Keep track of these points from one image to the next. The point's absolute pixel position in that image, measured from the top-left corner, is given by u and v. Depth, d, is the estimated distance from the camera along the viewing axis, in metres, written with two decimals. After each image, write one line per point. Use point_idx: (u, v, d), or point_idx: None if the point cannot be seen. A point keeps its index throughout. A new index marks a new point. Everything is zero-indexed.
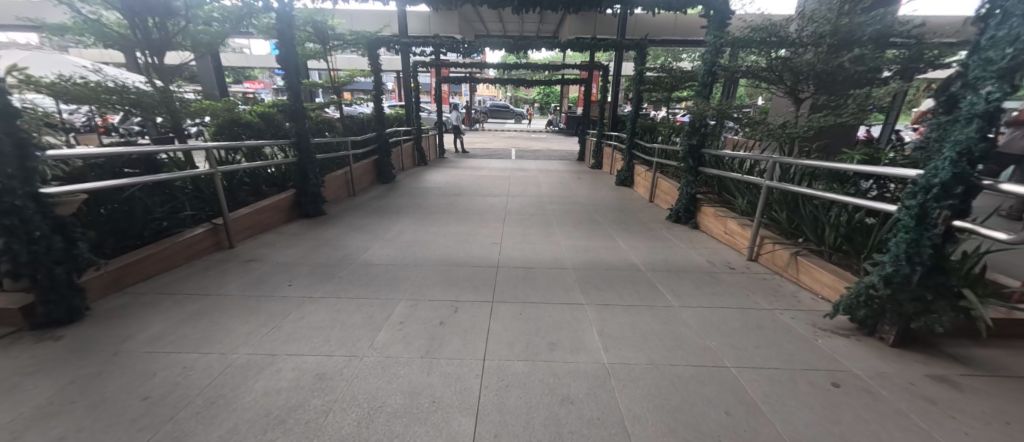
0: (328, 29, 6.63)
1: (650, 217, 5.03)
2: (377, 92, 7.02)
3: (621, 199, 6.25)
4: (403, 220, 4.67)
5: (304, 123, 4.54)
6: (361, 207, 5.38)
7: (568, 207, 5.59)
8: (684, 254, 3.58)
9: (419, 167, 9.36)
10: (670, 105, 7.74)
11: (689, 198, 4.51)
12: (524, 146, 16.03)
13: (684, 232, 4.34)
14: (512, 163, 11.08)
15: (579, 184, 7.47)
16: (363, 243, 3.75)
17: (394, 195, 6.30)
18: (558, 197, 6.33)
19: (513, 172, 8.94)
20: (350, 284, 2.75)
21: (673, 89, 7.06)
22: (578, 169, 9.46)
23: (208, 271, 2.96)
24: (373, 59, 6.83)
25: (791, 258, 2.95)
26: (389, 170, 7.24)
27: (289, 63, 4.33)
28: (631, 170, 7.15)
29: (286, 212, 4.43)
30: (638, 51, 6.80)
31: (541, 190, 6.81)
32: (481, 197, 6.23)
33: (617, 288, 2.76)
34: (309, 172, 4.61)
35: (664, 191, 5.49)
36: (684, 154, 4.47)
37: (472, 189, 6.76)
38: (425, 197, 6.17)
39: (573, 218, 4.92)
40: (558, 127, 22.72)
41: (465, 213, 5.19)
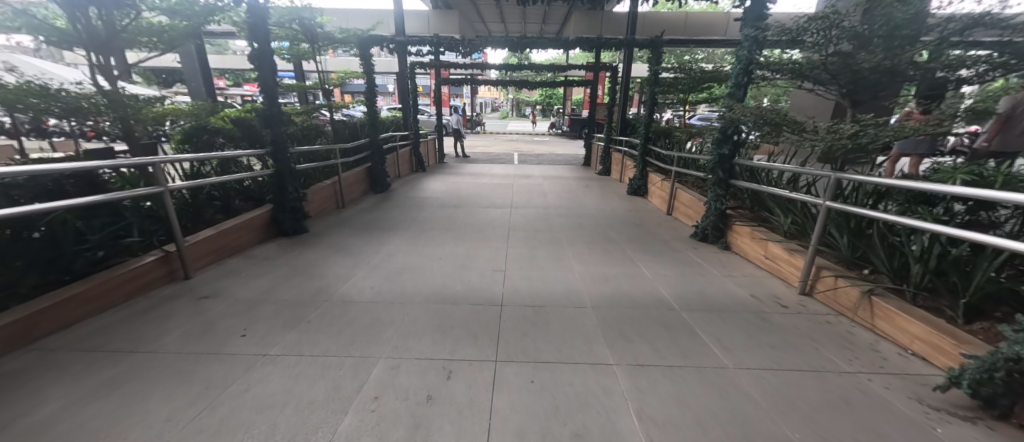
0: (317, 27, 6.13)
1: (671, 234, 4.48)
2: (369, 95, 6.51)
3: (635, 211, 5.71)
4: (393, 239, 4.14)
5: (281, 130, 3.98)
6: (349, 222, 4.86)
7: (578, 222, 5.04)
8: (719, 285, 3.03)
9: (416, 173, 8.83)
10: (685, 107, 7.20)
11: (718, 215, 3.97)
12: (526, 150, 15.51)
13: (714, 254, 3.79)
14: (514, 169, 10.56)
15: (587, 193, 6.92)
16: (343, 270, 3.21)
17: (387, 207, 5.78)
18: (566, 209, 5.79)
19: (516, 179, 8.41)
20: (318, 333, 2.22)
21: (691, 91, 6.53)
22: (585, 176, 8.92)
23: (149, 314, 2.43)
24: (366, 59, 6.32)
25: (863, 299, 2.40)
26: (382, 179, 6.73)
27: (263, 62, 3.76)
28: (644, 178, 6.60)
29: (261, 232, 3.90)
30: (653, 50, 6.24)
31: (547, 200, 6.26)
32: (482, 209, 5.70)
33: (650, 339, 2.21)
34: (288, 185, 4.09)
35: (686, 204, 4.94)
36: (713, 165, 3.93)
37: (472, 199, 6.23)
38: (420, 210, 5.65)
39: (584, 236, 4.39)
40: (561, 130, 22.20)
41: (463, 229, 4.67)
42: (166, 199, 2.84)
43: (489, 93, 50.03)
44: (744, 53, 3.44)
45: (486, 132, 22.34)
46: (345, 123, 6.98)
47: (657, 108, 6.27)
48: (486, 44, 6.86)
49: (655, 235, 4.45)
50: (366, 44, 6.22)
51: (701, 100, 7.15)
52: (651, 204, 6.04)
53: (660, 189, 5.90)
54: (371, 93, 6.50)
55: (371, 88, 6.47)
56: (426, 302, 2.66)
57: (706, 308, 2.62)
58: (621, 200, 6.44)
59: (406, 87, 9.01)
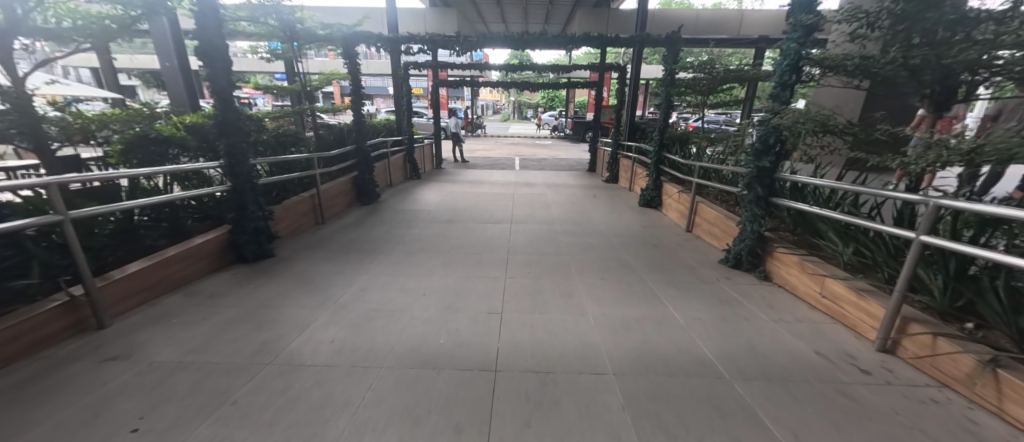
0: (296, 22, 5.56)
1: (697, 258, 3.85)
2: (355, 98, 5.93)
3: (651, 227, 5.09)
4: (372, 265, 3.52)
5: (239, 138, 3.36)
6: (325, 242, 4.25)
7: (587, 241, 4.41)
8: (772, 337, 2.40)
9: (410, 181, 8.24)
10: (704, 110, 6.57)
11: (756, 239, 3.34)
12: (528, 154, 14.89)
13: (753, 287, 3.16)
14: (515, 175, 9.97)
15: (595, 205, 6.29)
16: (303, 313, 2.59)
17: (373, 222, 5.18)
18: (573, 224, 5.17)
19: (517, 188, 7.80)
20: (241, 425, 1.60)
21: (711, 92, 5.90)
22: (591, 184, 8.30)
23: (23, 389, 1.80)
24: (351, 58, 5.73)
25: (982, 369, 1.76)
26: (370, 189, 6.13)
27: (212, 55, 3.13)
28: (659, 189, 5.97)
29: (214, 259, 3.29)
30: (667, 48, 5.61)
31: (551, 214, 5.64)
32: (478, 225, 5.08)
33: (704, 436, 1.58)
34: (248, 203, 3.48)
35: (711, 221, 4.30)
36: (750, 179, 3.30)
37: (467, 213, 5.62)
38: (409, 225, 5.02)
39: (596, 260, 3.77)
40: (563, 133, 21.57)
41: (455, 250, 4.05)
42: (70, 229, 2.22)
43: (490, 95, 49.58)
44: (794, 45, 2.84)
45: (487, 136, 21.81)
46: (330, 128, 6.40)
47: (673, 113, 5.64)
48: (487, 44, 6.16)
49: (679, 259, 3.82)
50: (349, 42, 5.64)
51: (720, 103, 6.53)
52: (667, 219, 5.41)
53: (678, 201, 5.26)
54: (356, 96, 5.92)
55: (357, 91, 5.89)
56: (398, 366, 2.03)
57: (765, 375, 1.99)
58: (633, 213, 5.82)
59: (400, 88, 8.45)
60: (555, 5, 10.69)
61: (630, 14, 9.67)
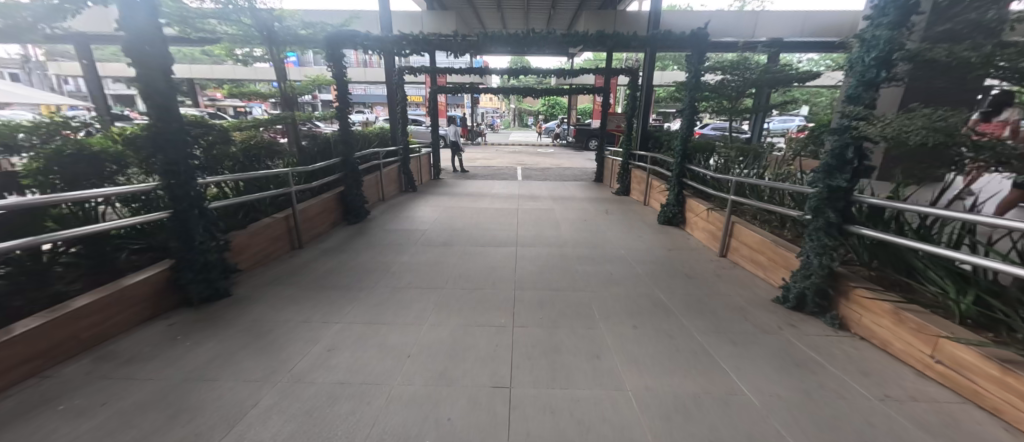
0: (273, 21, 4.93)
1: (746, 294, 3.17)
2: (340, 105, 5.30)
3: (678, 250, 4.42)
4: (347, 309, 2.84)
5: (183, 156, 2.72)
6: (298, 274, 3.58)
7: (606, 271, 3.74)
8: (891, 430, 1.71)
9: (405, 195, 7.60)
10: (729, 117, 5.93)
11: (827, 276, 2.68)
12: (531, 163, 14.29)
13: (827, 340, 2.49)
14: (518, 186, 9.34)
15: (608, 222, 5.62)
16: (243, 390, 1.92)
17: (359, 246, 4.51)
18: (587, 247, 4.49)
19: (520, 202, 7.15)
20: None
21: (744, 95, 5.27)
22: (600, 197, 7.65)
23: None
24: (336, 61, 5.12)
25: None
26: (358, 206, 5.49)
27: (151, 54, 2.49)
28: (681, 205, 5.31)
29: (149, 305, 2.62)
30: (690, 48, 5.01)
31: (561, 234, 4.97)
32: (480, 249, 4.42)
33: None
34: (196, 233, 2.82)
35: (756, 248, 3.63)
36: (818, 202, 2.66)
37: (467, 233, 4.97)
38: (398, 250, 4.35)
39: (622, 298, 3.10)
40: (566, 141, 21.04)
41: (451, 283, 3.39)
42: None
43: (490, 103, 49.34)
44: (886, 33, 2.21)
45: (487, 143, 21.26)
46: (314, 138, 5.76)
47: (697, 121, 5.01)
48: (488, 46, 5.35)
49: (722, 296, 3.15)
50: (333, 44, 5.02)
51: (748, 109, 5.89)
52: (695, 240, 4.73)
53: (708, 221, 4.59)
54: (342, 102, 5.29)
55: (342, 97, 5.27)
56: None
57: None
58: (653, 232, 5.15)
59: (394, 96, 7.81)
60: (559, 7, 10.16)
61: (639, 16, 9.11)
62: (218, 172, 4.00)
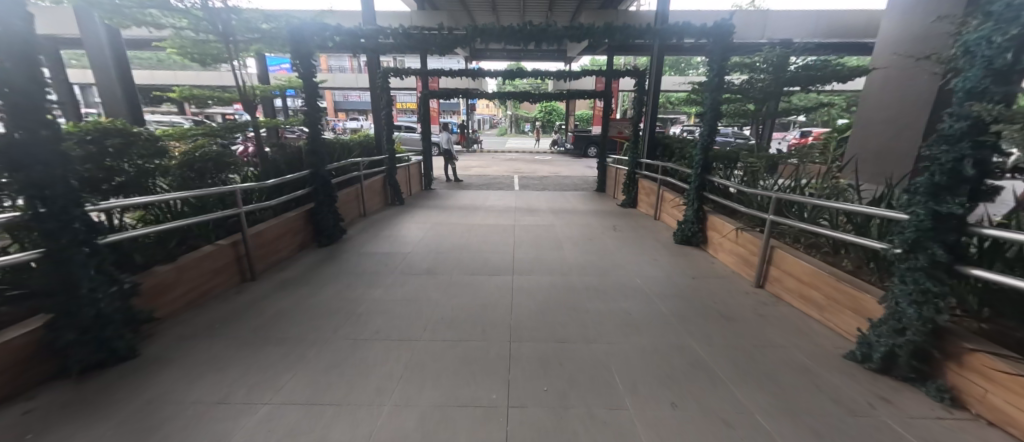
0: (228, 13, 4.23)
1: (807, 347, 2.47)
2: (309, 112, 4.58)
3: (704, 278, 3.73)
4: (286, 379, 2.11)
5: (58, 177, 2.00)
6: (239, 318, 2.86)
7: (623, 309, 3.05)
8: None
9: (390, 208, 6.91)
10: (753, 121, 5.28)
11: (931, 334, 1.99)
12: (528, 171, 13.66)
13: (946, 428, 1.78)
14: (515, 197, 8.68)
15: (617, 241, 4.94)
16: None
17: (327, 275, 3.81)
18: (596, 275, 3.80)
19: (517, 216, 6.47)
20: None
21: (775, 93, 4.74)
22: (605, 210, 6.97)
23: None
24: (302, 58, 4.41)
25: None
26: (331, 224, 4.78)
27: (9, 39, 1.82)
28: (701, 222, 4.63)
29: (3, 381, 1.89)
30: (710, 43, 4.34)
31: (565, 258, 4.28)
32: (468, 278, 3.72)
33: None
34: (78, 279, 2.08)
35: (808, 282, 2.95)
36: (917, 233, 1.98)
37: (455, 257, 4.27)
38: (371, 281, 3.63)
39: (648, 353, 2.40)
40: (564, 147, 20.47)
41: (429, 332, 2.67)
42: None
43: (486, 109, 48.93)
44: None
45: (482, 151, 20.63)
46: (282, 146, 5.05)
47: (718, 127, 4.37)
48: (479, 41, 4.76)
49: (775, 348, 2.46)
50: (298, 43, 4.31)
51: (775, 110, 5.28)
52: (721, 265, 4.04)
53: (737, 243, 3.90)
54: (310, 110, 4.58)
55: (312, 104, 4.56)
56: None
57: None
58: (670, 254, 4.46)
59: (379, 101, 7.13)
60: (557, 6, 9.58)
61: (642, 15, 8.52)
62: (149, 190, 3.29)
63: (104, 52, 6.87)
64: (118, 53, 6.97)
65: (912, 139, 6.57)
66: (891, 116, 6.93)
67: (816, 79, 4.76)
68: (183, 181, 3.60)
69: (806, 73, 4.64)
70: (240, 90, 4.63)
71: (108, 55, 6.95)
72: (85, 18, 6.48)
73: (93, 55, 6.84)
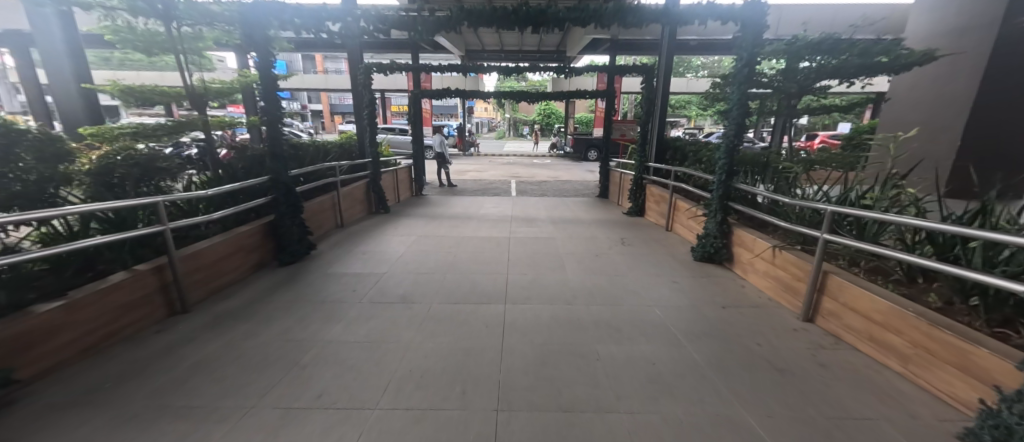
0: None
1: (905, 424, 1.80)
2: (266, 110, 3.91)
3: (738, 308, 3.07)
4: None
5: None
6: (142, 372, 2.17)
7: (644, 355, 2.39)
8: None
9: (372, 218, 6.25)
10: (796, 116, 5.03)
11: None
12: (526, 175, 13.05)
13: None
14: (512, 204, 8.04)
15: (627, 258, 4.27)
16: None
17: (280, 304, 3.13)
18: (606, 304, 3.13)
19: (512, 226, 5.82)
20: None
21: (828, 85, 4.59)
22: (610, 219, 6.33)
23: None
24: (252, 43, 3.71)
25: None
26: (295, 239, 4.10)
27: None
28: (725, 236, 3.98)
29: None
30: (739, 28, 3.69)
31: (567, 280, 3.63)
32: (450, 308, 3.05)
33: None
34: None
35: (882, 323, 2.30)
36: None
37: (436, 280, 3.62)
38: (332, 313, 2.95)
39: (690, 433, 1.72)
40: (563, 151, 19.90)
41: (391, 395, 1.99)
42: None
43: (484, 113, 48.39)
44: None
45: (479, 154, 20.06)
46: (238, 150, 4.34)
47: (746, 126, 3.73)
48: (467, 25, 4.12)
49: (860, 424, 1.79)
50: (251, 26, 3.63)
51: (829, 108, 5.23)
52: (753, 291, 3.39)
53: (775, 265, 3.25)
54: (269, 108, 3.92)
55: (271, 100, 3.90)
56: None
57: None
58: (691, 274, 3.80)
59: (360, 100, 6.48)
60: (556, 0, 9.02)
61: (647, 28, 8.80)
62: (51, 201, 2.63)
63: (60, 56, 6.14)
64: (77, 57, 6.27)
65: (951, 138, 6.46)
66: (925, 114, 6.85)
67: (864, 69, 4.19)
68: (103, 188, 2.95)
69: (856, 60, 4.09)
70: (186, 83, 3.96)
71: (65, 60, 6.21)
72: (37, 14, 5.79)
73: (48, 58, 6.12)
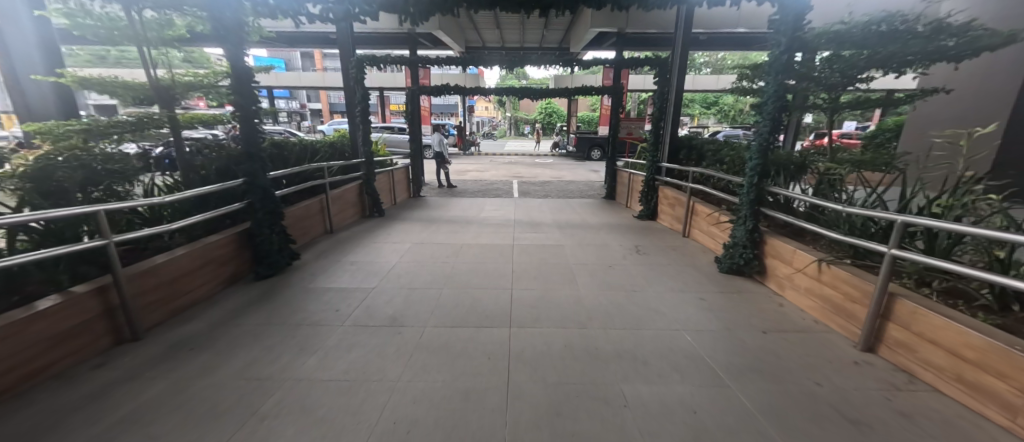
0: None
1: None
2: (238, 104, 3.38)
3: (782, 334, 2.64)
4: None
5: None
6: (60, 425, 1.74)
7: (683, 400, 1.96)
8: None
9: (365, 222, 5.82)
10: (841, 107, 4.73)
11: None
12: (528, 175, 12.63)
13: None
14: (514, 206, 7.61)
15: (645, 270, 3.84)
16: None
17: (250, 328, 2.71)
18: (627, 329, 2.70)
19: (515, 231, 5.39)
20: None
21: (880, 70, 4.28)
22: (620, 223, 5.89)
23: None
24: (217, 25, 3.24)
25: None
26: (274, 250, 3.67)
27: None
28: (756, 247, 3.54)
29: None
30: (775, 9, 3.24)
31: (579, 297, 3.20)
32: (446, 333, 2.63)
33: None
34: None
35: (975, 361, 1.86)
36: None
37: (431, 297, 3.19)
38: (307, 340, 2.52)
39: None
40: (565, 150, 19.44)
41: None
42: None
43: (484, 112, 47.85)
44: None
45: (480, 153, 19.63)
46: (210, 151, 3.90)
47: (783, 122, 3.29)
48: (466, 8, 3.68)
49: None
50: (216, 7, 3.16)
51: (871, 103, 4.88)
52: (794, 311, 2.95)
53: (822, 282, 2.81)
54: (242, 101, 3.39)
55: (244, 92, 3.38)
56: None
57: None
58: (719, 289, 3.36)
59: (352, 96, 6.04)
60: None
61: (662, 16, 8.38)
62: None
63: (36, 61, 5.67)
64: (55, 62, 5.83)
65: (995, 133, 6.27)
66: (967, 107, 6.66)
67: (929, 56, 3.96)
68: (43, 194, 2.54)
69: (919, 41, 3.80)
70: (151, 76, 3.57)
71: (41, 63, 5.74)
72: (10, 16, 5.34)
73: (21, 63, 5.63)
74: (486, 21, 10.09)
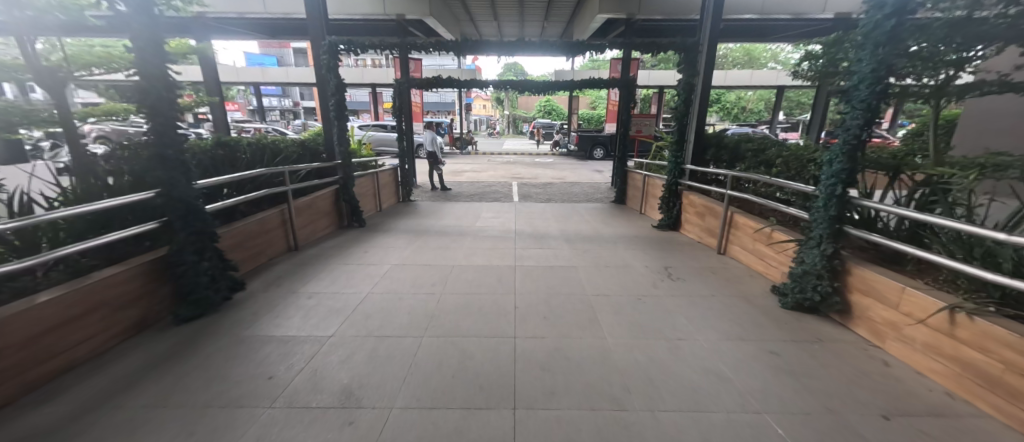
0: None
1: None
2: (143, 87, 2.49)
3: (917, 421, 1.79)
4: None
5: None
6: None
7: None
8: None
9: (341, 235, 4.97)
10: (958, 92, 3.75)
11: None
12: (529, 176, 11.78)
13: None
14: (516, 212, 6.76)
15: (685, 304, 2.99)
16: None
17: (134, 412, 1.84)
18: (683, 411, 1.85)
19: (518, 246, 4.55)
20: None
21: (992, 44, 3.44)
22: (639, 234, 5.06)
23: None
24: None
25: None
26: (202, 283, 2.79)
27: None
28: (834, 277, 2.70)
29: None
30: None
31: (608, 351, 2.35)
32: (421, 422, 1.78)
33: None
34: None
35: None
36: None
37: (404, 352, 2.35)
38: (208, 440, 1.67)
39: None
40: (566, 149, 18.58)
41: None
42: None
43: (483, 110, 47.08)
44: None
45: (478, 152, 18.76)
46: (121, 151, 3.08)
47: (880, 113, 2.45)
48: None
49: None
50: None
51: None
52: (911, 377, 2.11)
53: (957, 341, 1.97)
54: (148, 81, 2.50)
55: (150, 68, 2.49)
56: None
57: None
58: (791, 337, 2.51)
59: (324, 86, 5.15)
60: None
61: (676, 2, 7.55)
62: None
63: None
64: None
65: None
66: None
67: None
68: None
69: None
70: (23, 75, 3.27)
71: None
72: None
73: None
74: (483, 10, 9.23)
